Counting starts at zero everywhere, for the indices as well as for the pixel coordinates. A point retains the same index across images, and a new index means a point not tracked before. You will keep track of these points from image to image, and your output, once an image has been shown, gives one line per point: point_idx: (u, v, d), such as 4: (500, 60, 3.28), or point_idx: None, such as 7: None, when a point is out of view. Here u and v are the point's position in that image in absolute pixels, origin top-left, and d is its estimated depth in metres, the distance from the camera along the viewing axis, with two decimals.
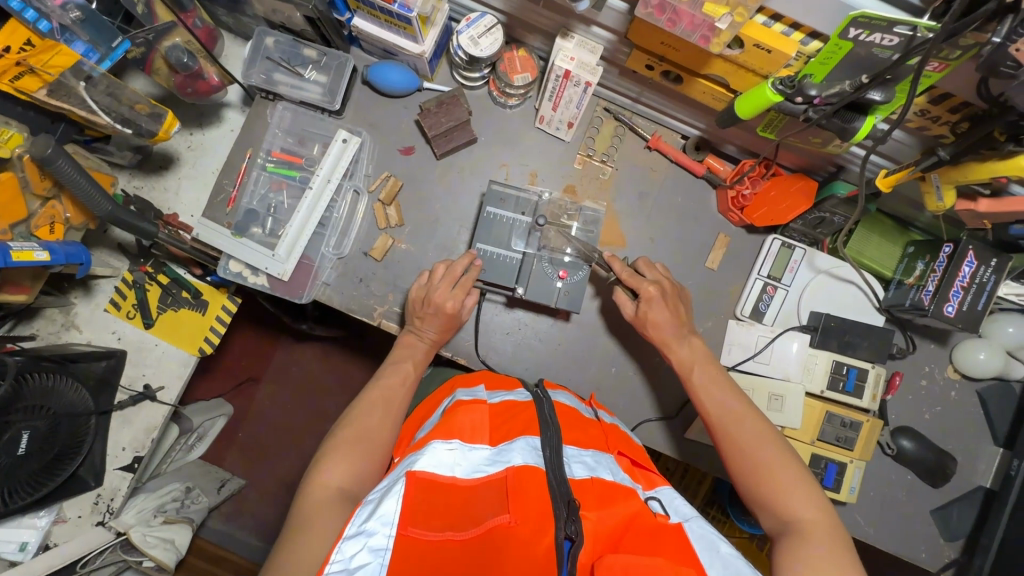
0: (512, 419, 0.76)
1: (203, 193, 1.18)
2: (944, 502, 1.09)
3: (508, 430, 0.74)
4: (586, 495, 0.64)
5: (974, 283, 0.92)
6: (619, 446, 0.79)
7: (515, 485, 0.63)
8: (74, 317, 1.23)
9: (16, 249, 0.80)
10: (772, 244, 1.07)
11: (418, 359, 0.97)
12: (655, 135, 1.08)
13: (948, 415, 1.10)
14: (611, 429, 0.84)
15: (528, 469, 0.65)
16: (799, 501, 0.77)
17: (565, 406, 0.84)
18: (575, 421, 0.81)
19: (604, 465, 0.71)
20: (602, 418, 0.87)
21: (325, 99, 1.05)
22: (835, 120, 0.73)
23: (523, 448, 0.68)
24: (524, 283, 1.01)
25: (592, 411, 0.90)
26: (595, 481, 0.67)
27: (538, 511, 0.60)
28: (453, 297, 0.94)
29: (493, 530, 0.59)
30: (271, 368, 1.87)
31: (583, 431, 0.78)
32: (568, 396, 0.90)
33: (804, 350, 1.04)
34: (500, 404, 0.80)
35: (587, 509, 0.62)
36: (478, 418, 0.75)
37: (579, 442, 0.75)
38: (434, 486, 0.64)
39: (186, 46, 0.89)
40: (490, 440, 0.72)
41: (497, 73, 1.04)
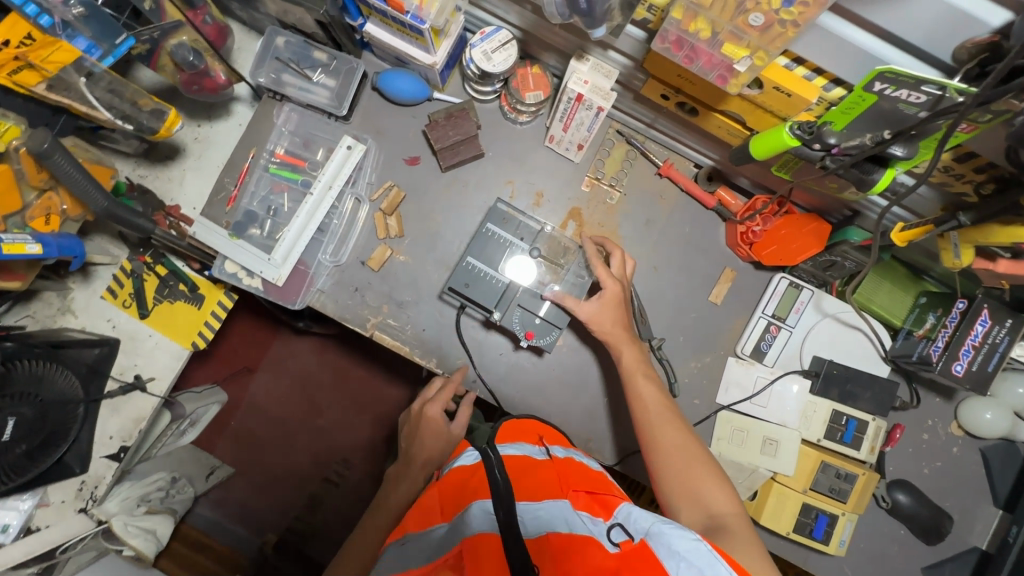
0: (465, 485, 0.72)
1: (207, 185, 1.16)
2: (937, 559, 1.05)
3: (461, 497, 0.71)
4: (544, 558, 0.62)
5: (986, 344, 0.89)
6: (573, 483, 0.71)
7: (474, 557, 0.62)
8: (71, 302, 1.23)
9: (7, 241, 0.79)
10: (780, 283, 1.04)
11: (404, 493, 0.91)
12: (666, 161, 1.05)
13: (948, 471, 1.07)
14: (564, 464, 0.77)
15: (484, 538, 0.62)
16: (713, 493, 0.78)
17: (515, 457, 0.76)
18: (524, 468, 0.74)
19: (557, 512, 0.65)
20: (553, 454, 0.80)
21: (332, 104, 1.04)
22: (853, 170, 0.70)
23: (479, 513, 0.65)
24: (502, 309, 0.99)
25: (541, 445, 0.83)
26: (552, 534, 0.63)
27: None
28: (433, 404, 0.96)
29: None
30: (268, 359, 1.85)
31: (534, 475, 0.72)
32: (517, 443, 0.82)
33: (804, 395, 1.02)
34: (452, 472, 0.76)
35: (547, 574, 0.61)
36: (430, 500, 0.75)
37: (531, 492, 0.69)
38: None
39: (193, 44, 0.88)
40: (445, 515, 0.71)
41: (509, 89, 1.01)
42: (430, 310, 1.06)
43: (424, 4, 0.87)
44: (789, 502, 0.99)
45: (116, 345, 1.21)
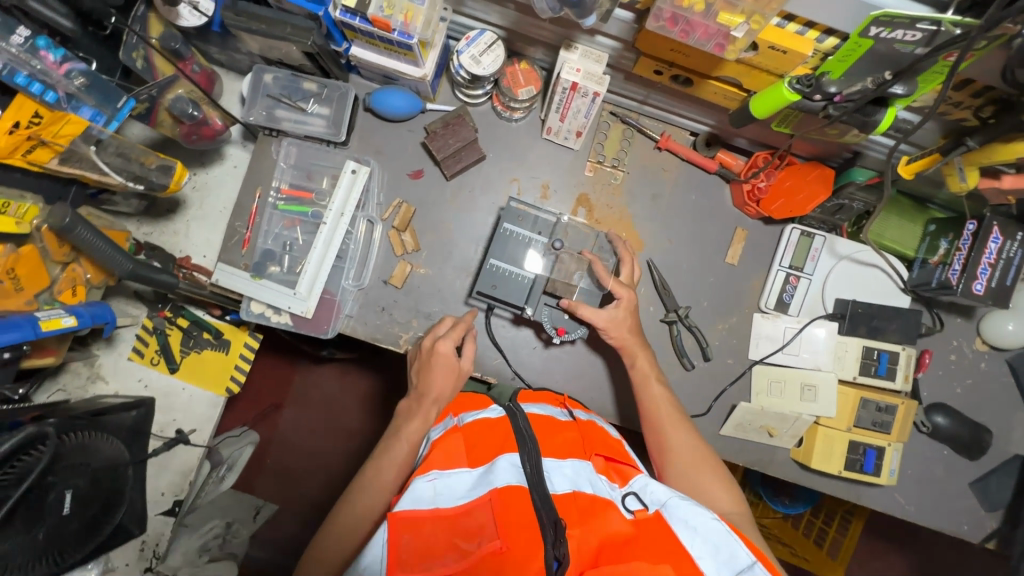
0: (488, 434, 0.74)
1: (215, 233, 1.19)
2: (982, 473, 1.09)
3: (486, 447, 0.72)
4: (567, 512, 0.65)
5: (1001, 259, 0.92)
6: (594, 447, 0.77)
7: (502, 508, 0.62)
8: (99, 369, 1.23)
9: (44, 318, 0.80)
10: (792, 234, 1.07)
11: (414, 428, 0.87)
12: (664, 135, 1.07)
13: (979, 387, 1.10)
14: (587, 428, 0.82)
15: (510, 489, 0.64)
16: (721, 495, 0.81)
17: (540, 415, 0.80)
18: (551, 427, 0.78)
19: (580, 472, 0.70)
20: (577, 417, 0.85)
21: (329, 131, 1.04)
22: (856, 115, 0.72)
23: (507, 467, 0.67)
24: (532, 305, 1.01)
25: (566, 410, 0.88)
26: (574, 496, 0.67)
27: (527, 536, 0.60)
28: (444, 345, 0.92)
29: (486, 559, 0.59)
30: (294, 392, 1.86)
31: (560, 437, 0.76)
32: (541, 405, 0.86)
33: (832, 336, 1.05)
34: (473, 423, 0.77)
35: (571, 528, 0.63)
36: (452, 446, 0.74)
37: (556, 451, 0.72)
38: (421, 524, 0.64)
39: (189, 96, 0.91)
40: (469, 461, 0.71)
41: (500, 88, 1.02)
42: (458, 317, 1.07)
43: (409, 20, 0.87)
44: (836, 442, 1.02)
45: (151, 405, 1.22)
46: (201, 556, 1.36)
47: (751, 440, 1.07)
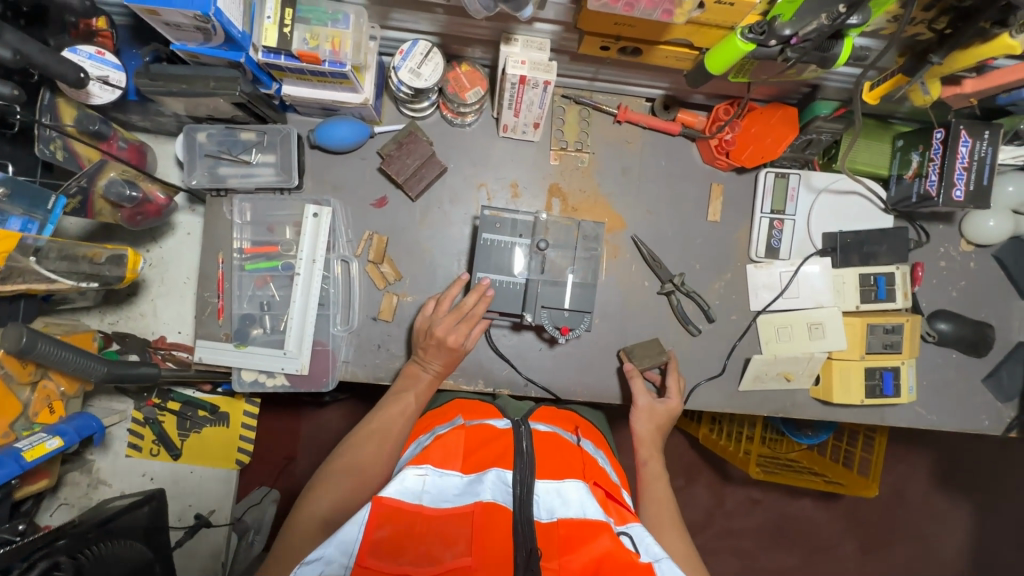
0: (488, 444, 0.75)
1: (184, 306, 1.13)
2: (991, 367, 1.12)
3: (480, 457, 0.73)
4: (549, 541, 0.62)
5: (975, 161, 0.91)
6: (594, 474, 0.75)
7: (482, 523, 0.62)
8: (98, 474, 1.18)
9: (26, 448, 0.76)
10: (767, 178, 1.06)
11: (420, 389, 0.92)
12: (621, 107, 1.04)
13: (973, 286, 1.12)
14: (590, 455, 0.81)
15: (496, 508, 0.64)
16: None
17: (546, 433, 0.82)
18: (554, 446, 0.78)
19: (573, 495, 0.68)
20: (583, 444, 0.85)
21: (280, 179, 0.99)
22: (814, 52, 0.71)
23: (494, 483, 0.68)
24: (531, 313, 0.97)
25: (575, 436, 0.88)
26: (561, 523, 0.65)
27: (497, 559, 0.59)
28: (458, 329, 0.91)
29: (453, 572, 0.57)
30: (303, 442, 1.75)
31: (560, 456, 0.76)
32: (551, 424, 0.87)
33: (828, 271, 1.05)
34: (478, 430, 0.80)
35: (549, 557, 0.60)
36: (451, 443, 0.74)
37: (552, 471, 0.72)
38: (401, 518, 0.62)
39: (123, 176, 0.85)
40: (464, 464, 0.72)
41: (446, 96, 0.97)
42: None
43: (338, 47, 0.81)
44: (853, 372, 1.03)
45: (162, 496, 1.16)
46: None
47: (770, 389, 1.07)
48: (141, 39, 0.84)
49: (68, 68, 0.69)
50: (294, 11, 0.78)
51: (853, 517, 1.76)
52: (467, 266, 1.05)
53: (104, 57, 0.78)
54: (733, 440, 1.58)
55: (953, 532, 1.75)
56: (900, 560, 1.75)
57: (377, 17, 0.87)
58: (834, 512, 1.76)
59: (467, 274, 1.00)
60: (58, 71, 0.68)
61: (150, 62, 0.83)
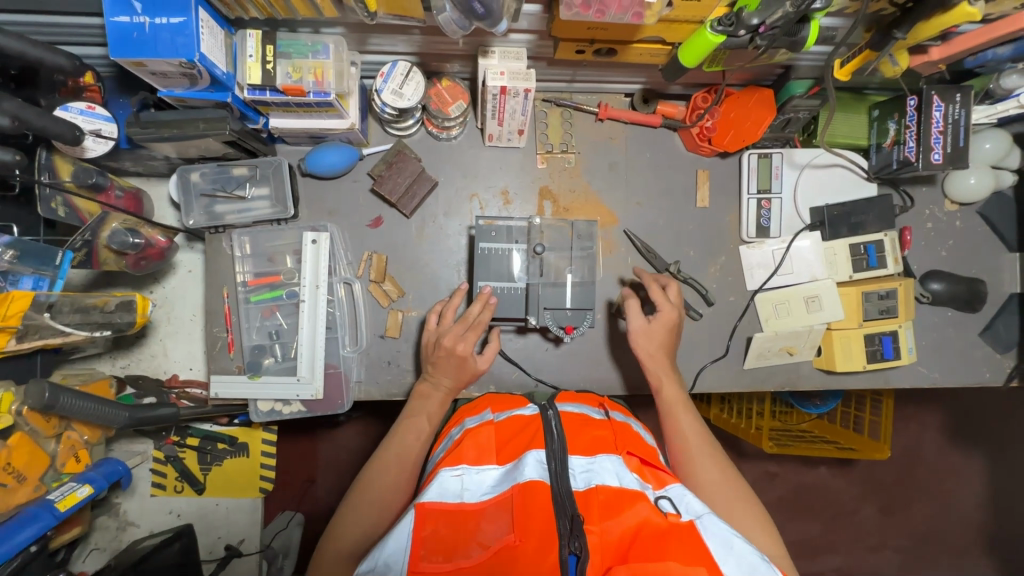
0: (519, 434, 0.77)
1: (194, 343, 1.16)
2: (987, 321, 1.14)
3: (513, 448, 0.75)
4: (589, 508, 0.64)
5: (949, 124, 0.93)
6: (627, 445, 0.76)
7: (523, 504, 0.63)
8: (126, 515, 1.20)
9: (59, 499, 0.79)
10: (751, 159, 1.09)
11: (432, 410, 0.93)
12: (601, 106, 1.06)
13: (961, 244, 1.15)
14: (621, 426, 0.82)
15: (533, 485, 0.65)
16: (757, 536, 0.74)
17: (573, 414, 0.83)
18: (582, 425, 0.79)
19: (607, 466, 0.70)
20: (612, 416, 0.86)
21: (276, 210, 1.00)
22: (783, 38, 0.73)
23: (532, 463, 0.68)
24: (534, 315, 1.00)
25: (603, 410, 0.89)
26: (600, 489, 0.66)
27: (540, 534, 0.61)
28: (462, 346, 0.92)
29: (500, 552, 0.59)
30: (322, 463, 1.77)
31: (591, 435, 0.77)
32: (577, 404, 0.89)
33: (819, 245, 1.07)
34: (506, 422, 0.81)
35: (591, 523, 0.63)
36: (483, 439, 0.76)
37: (584, 449, 0.73)
38: (443, 515, 0.64)
39: (125, 225, 0.85)
40: (499, 458, 0.74)
41: (431, 113, 0.99)
42: None
43: (321, 77, 0.83)
44: (853, 341, 1.06)
45: (192, 531, 1.19)
46: None
47: (773, 364, 1.09)
48: (127, 88, 0.86)
49: (63, 128, 0.71)
50: (274, 47, 0.80)
51: (870, 479, 1.78)
52: (467, 276, 1.07)
53: (94, 110, 0.79)
54: (744, 417, 1.62)
55: (969, 484, 1.78)
56: (920, 516, 1.77)
57: (355, 43, 0.89)
58: (849, 476, 1.78)
59: (467, 284, 1.02)
60: (54, 131, 0.69)
61: (139, 110, 0.84)
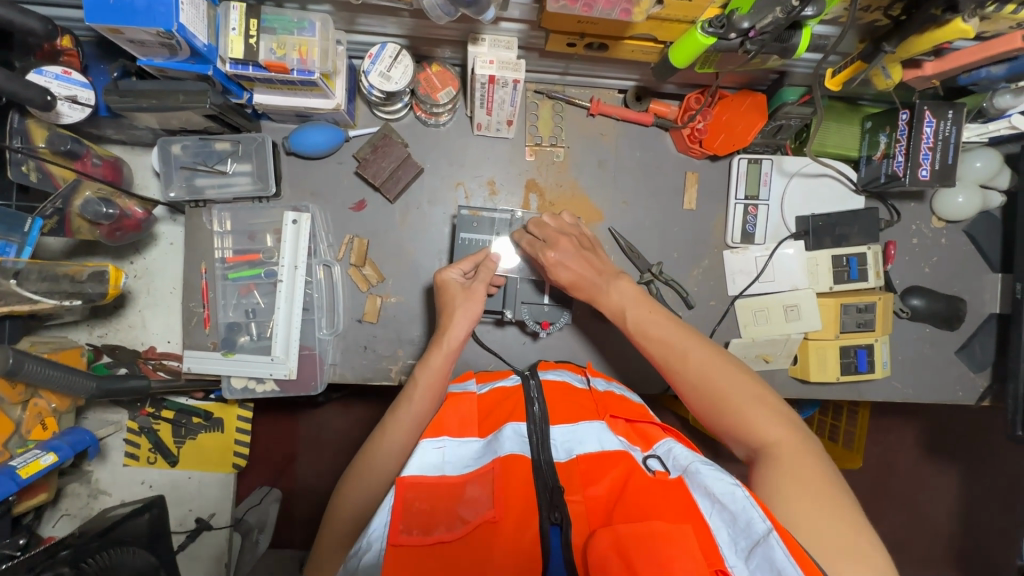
0: (499, 405, 0.76)
1: (172, 316, 1.15)
2: (964, 340, 1.15)
3: (494, 419, 0.74)
4: (570, 478, 0.64)
5: (939, 140, 0.93)
6: (610, 408, 0.75)
7: (503, 478, 0.63)
8: (98, 484, 1.21)
9: (21, 466, 0.78)
10: (741, 164, 1.08)
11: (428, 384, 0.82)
12: (593, 101, 1.05)
13: (944, 261, 1.15)
14: (604, 394, 0.80)
15: (514, 458, 0.65)
16: (764, 419, 0.68)
17: (557, 383, 0.81)
18: (565, 393, 0.78)
19: (589, 432, 0.69)
20: (594, 385, 0.83)
21: (258, 188, 0.99)
22: (775, 44, 0.73)
23: (512, 436, 0.68)
24: (511, 307, 1.01)
25: (584, 378, 0.88)
26: (582, 458, 0.66)
27: (520, 507, 0.61)
28: (455, 330, 0.86)
29: (479, 527, 0.60)
30: (303, 441, 1.77)
31: (572, 403, 0.75)
32: (559, 372, 0.87)
33: (802, 254, 1.07)
34: (488, 394, 0.80)
35: (572, 491, 0.62)
36: (465, 411, 0.77)
37: (566, 417, 0.72)
38: (424, 491, 0.64)
39: (98, 195, 0.86)
40: (480, 431, 0.74)
41: (419, 98, 0.98)
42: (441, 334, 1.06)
43: (305, 55, 0.81)
44: (829, 352, 1.06)
45: (162, 503, 1.19)
46: None
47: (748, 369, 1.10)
48: (108, 56, 0.85)
49: (33, 92, 0.70)
50: (259, 21, 0.79)
51: None
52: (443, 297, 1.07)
53: (71, 75, 0.77)
54: None
55: (941, 496, 1.80)
56: (892, 525, 1.79)
57: (343, 22, 0.87)
58: None
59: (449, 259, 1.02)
60: (23, 96, 0.69)
61: (119, 77, 0.83)
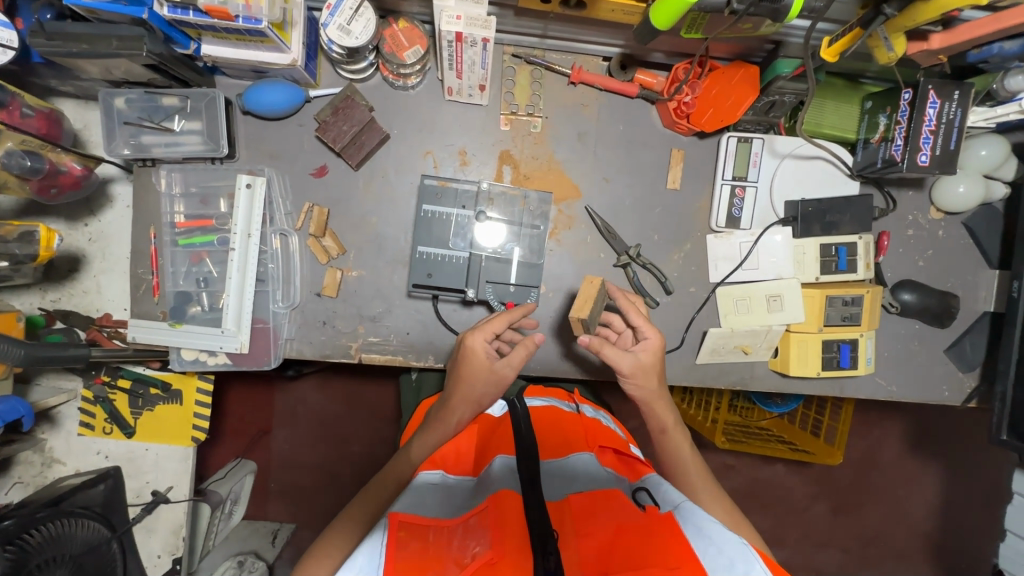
0: (494, 437, 0.81)
1: (127, 282, 1.09)
2: (954, 338, 1.09)
3: (489, 449, 0.79)
4: (564, 522, 0.62)
5: (942, 123, 0.86)
6: (599, 439, 0.82)
7: (496, 514, 0.60)
8: (52, 452, 1.17)
9: None
10: (729, 143, 1.01)
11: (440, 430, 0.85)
12: (575, 67, 0.98)
13: (940, 255, 1.09)
14: (591, 420, 0.88)
15: (506, 494, 0.62)
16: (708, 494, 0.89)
17: (543, 409, 0.87)
18: (554, 421, 0.84)
19: (581, 471, 0.72)
20: (583, 410, 0.91)
21: (209, 147, 0.93)
22: (764, 4, 0.65)
23: (502, 468, 0.70)
24: (474, 287, 0.98)
25: (573, 403, 0.94)
26: (573, 498, 0.66)
27: (515, 544, 0.56)
28: (459, 412, 0.84)
29: (476, 570, 0.54)
30: (277, 415, 1.74)
31: (562, 434, 0.81)
32: (545, 397, 0.92)
33: (790, 241, 1.02)
34: (483, 422, 0.87)
35: (568, 537, 0.60)
36: (462, 445, 0.81)
37: (556, 451, 0.77)
38: (417, 531, 0.61)
39: (22, 147, 0.81)
40: (474, 468, 0.78)
41: (384, 56, 0.91)
42: (405, 312, 1.01)
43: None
44: (811, 345, 1.01)
45: (119, 474, 1.16)
46: None
47: (726, 360, 1.05)
48: None
49: None
50: None
51: (825, 481, 1.77)
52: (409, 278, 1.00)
53: None
54: (703, 409, 1.63)
55: (921, 493, 1.77)
56: (869, 520, 1.77)
57: None
58: (805, 476, 1.77)
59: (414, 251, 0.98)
60: None
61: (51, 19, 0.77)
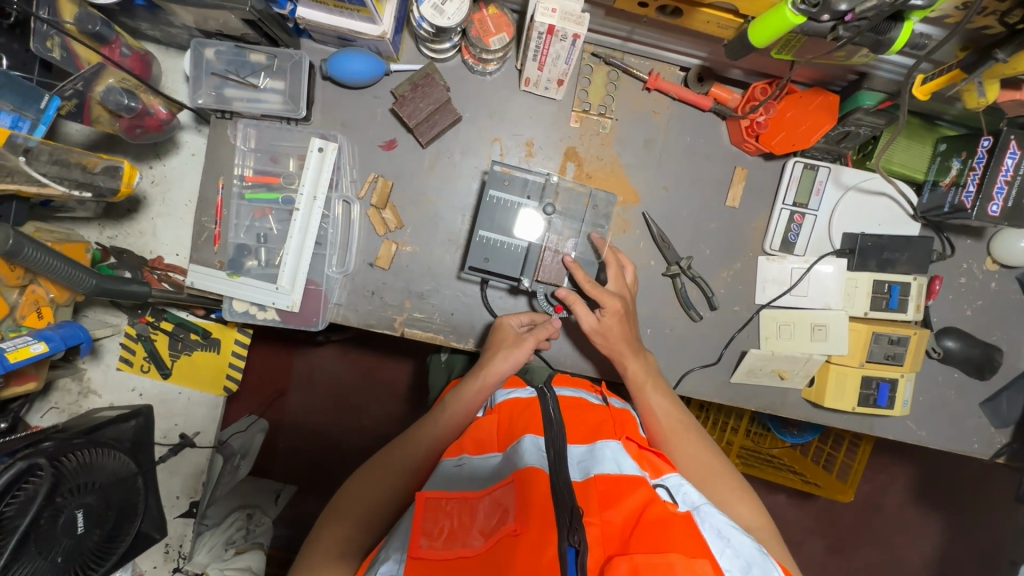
0: (519, 417, 0.77)
1: (185, 230, 1.12)
2: (992, 392, 1.09)
3: (514, 430, 0.76)
4: (589, 497, 0.63)
5: (1019, 176, 0.86)
6: (625, 431, 0.78)
7: (523, 491, 0.62)
8: (89, 383, 1.20)
9: (11, 350, 0.80)
10: (795, 167, 1.01)
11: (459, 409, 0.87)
12: (652, 73, 0.98)
13: (989, 307, 1.08)
14: (620, 412, 0.84)
15: (532, 472, 0.64)
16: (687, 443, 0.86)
17: (571, 398, 0.83)
18: (582, 409, 0.81)
19: (607, 456, 0.69)
20: (610, 403, 0.87)
21: (288, 108, 0.95)
22: (870, 35, 0.66)
23: (532, 449, 0.68)
24: (529, 274, 0.98)
25: (600, 395, 0.90)
26: (599, 479, 0.66)
27: (541, 519, 0.59)
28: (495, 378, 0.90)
29: (501, 540, 0.59)
30: (296, 376, 1.76)
31: (589, 423, 0.78)
32: (575, 388, 0.89)
33: (841, 273, 1.02)
34: (508, 403, 0.81)
35: (591, 513, 0.62)
36: (485, 431, 0.78)
37: (583, 439, 0.74)
38: (444, 503, 0.64)
39: (121, 85, 0.89)
40: (500, 445, 0.75)
41: (469, 39, 0.92)
42: (452, 292, 1.02)
43: None
44: (848, 379, 1.02)
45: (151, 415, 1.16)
46: (227, 550, 1.40)
47: (762, 382, 1.04)
48: None
49: None
50: None
51: (827, 517, 1.77)
52: (461, 260, 1.02)
53: None
54: (716, 429, 1.63)
55: (921, 543, 1.76)
56: (865, 561, 1.77)
57: None
58: (806, 509, 1.77)
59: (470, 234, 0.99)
60: None
61: None
